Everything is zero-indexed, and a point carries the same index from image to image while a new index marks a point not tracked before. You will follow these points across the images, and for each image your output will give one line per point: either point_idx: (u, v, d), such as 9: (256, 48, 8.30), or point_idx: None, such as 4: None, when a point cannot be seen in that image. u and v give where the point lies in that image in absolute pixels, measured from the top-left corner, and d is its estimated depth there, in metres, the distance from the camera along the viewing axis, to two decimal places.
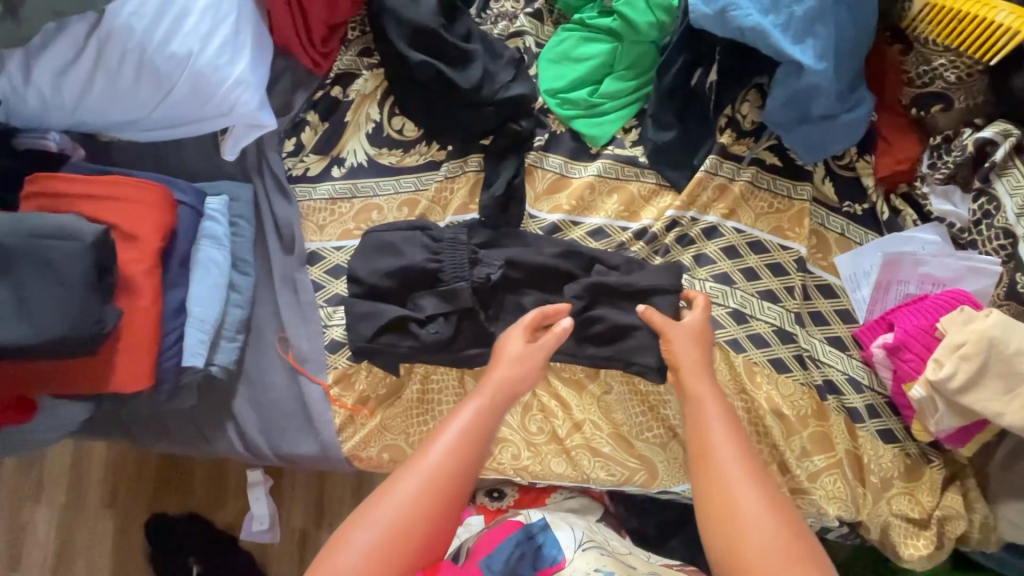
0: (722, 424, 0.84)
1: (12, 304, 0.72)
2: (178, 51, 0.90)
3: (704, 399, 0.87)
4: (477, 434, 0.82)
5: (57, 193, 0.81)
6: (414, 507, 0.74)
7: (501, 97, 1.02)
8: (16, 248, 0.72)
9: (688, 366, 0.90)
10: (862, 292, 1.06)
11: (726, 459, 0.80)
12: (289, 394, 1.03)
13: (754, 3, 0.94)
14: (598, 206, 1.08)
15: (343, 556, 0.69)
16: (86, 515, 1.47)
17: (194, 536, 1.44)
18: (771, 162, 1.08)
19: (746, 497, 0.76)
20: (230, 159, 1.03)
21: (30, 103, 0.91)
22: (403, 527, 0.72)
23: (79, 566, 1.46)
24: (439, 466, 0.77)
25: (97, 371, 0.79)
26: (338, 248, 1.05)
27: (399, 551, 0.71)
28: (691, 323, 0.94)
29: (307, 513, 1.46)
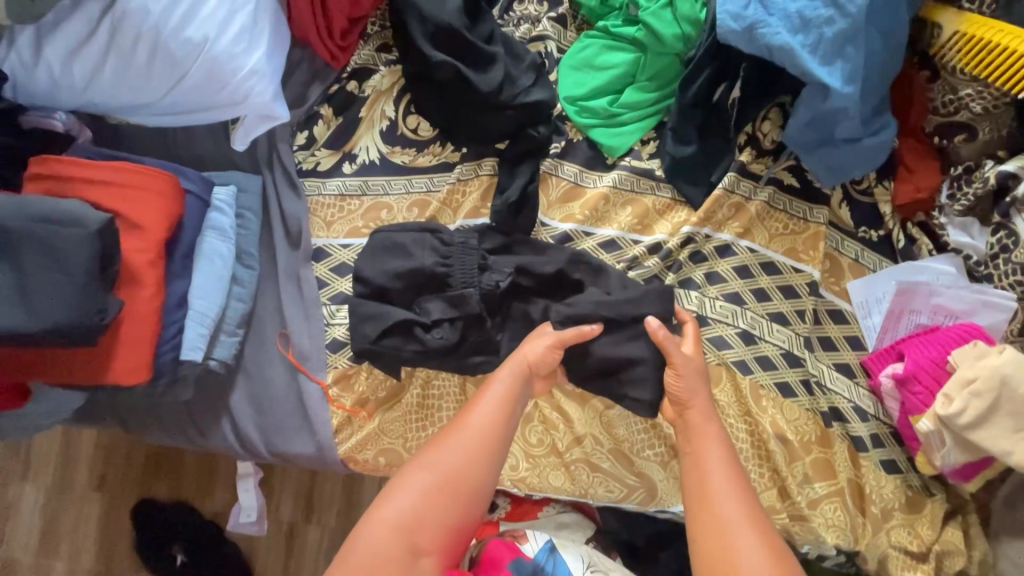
0: (725, 466, 0.81)
1: (10, 290, 0.70)
2: (194, 37, 0.88)
3: (704, 442, 0.84)
4: (518, 393, 0.86)
5: (61, 177, 0.79)
6: (466, 456, 0.79)
7: (520, 102, 1.00)
8: (17, 231, 0.70)
9: (697, 402, 0.88)
10: (873, 320, 1.05)
11: (727, 505, 0.77)
12: (287, 392, 1.01)
13: (784, 21, 0.92)
14: (611, 217, 1.06)
15: (402, 496, 0.75)
16: (74, 496, 1.45)
17: (182, 524, 1.43)
18: (789, 183, 1.07)
19: (744, 548, 0.73)
20: (241, 149, 1.01)
21: (39, 81, 0.89)
22: (456, 475, 0.78)
23: (64, 547, 1.44)
24: (485, 422, 0.82)
25: (93, 362, 0.76)
26: (345, 245, 1.03)
27: (453, 495, 0.77)
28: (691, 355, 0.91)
29: (297, 507, 1.44)
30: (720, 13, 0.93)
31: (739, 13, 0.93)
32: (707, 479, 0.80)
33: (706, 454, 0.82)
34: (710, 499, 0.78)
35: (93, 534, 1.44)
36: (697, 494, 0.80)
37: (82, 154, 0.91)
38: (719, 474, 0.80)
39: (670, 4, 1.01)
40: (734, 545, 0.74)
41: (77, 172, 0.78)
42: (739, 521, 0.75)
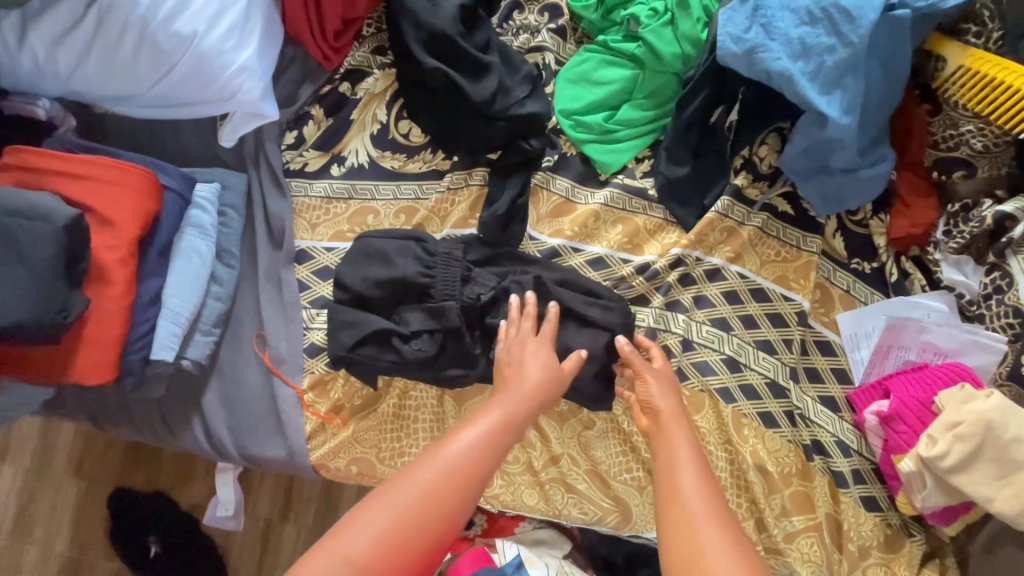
0: (693, 464, 0.80)
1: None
2: (183, 31, 0.86)
3: (676, 441, 0.83)
4: (502, 436, 0.80)
5: (35, 168, 0.77)
6: (430, 497, 0.72)
7: (513, 113, 0.98)
8: None
9: (670, 414, 0.87)
10: (861, 353, 1.03)
11: (694, 500, 0.76)
12: (262, 395, 0.99)
13: (785, 46, 0.90)
14: (601, 234, 1.05)
15: (355, 534, 0.68)
16: (49, 481, 1.43)
17: (157, 515, 1.42)
18: (783, 210, 1.05)
19: (711, 543, 0.71)
20: (228, 146, 1.00)
21: (22, 67, 0.87)
22: (418, 518, 0.70)
23: (36, 532, 1.43)
24: (458, 461, 0.75)
25: (58, 360, 0.74)
26: (330, 249, 1.02)
27: (412, 540, 0.69)
28: (660, 368, 0.92)
29: (273, 505, 1.43)
30: (720, 35, 0.92)
31: (740, 36, 0.91)
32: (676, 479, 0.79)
33: (676, 454, 0.82)
34: (678, 496, 0.77)
35: (66, 521, 1.43)
36: (666, 493, 0.78)
37: (64, 145, 0.90)
38: (688, 475, 0.78)
39: (671, 22, 0.99)
40: (703, 541, 0.71)
41: (52, 164, 0.76)
42: (707, 517, 0.74)
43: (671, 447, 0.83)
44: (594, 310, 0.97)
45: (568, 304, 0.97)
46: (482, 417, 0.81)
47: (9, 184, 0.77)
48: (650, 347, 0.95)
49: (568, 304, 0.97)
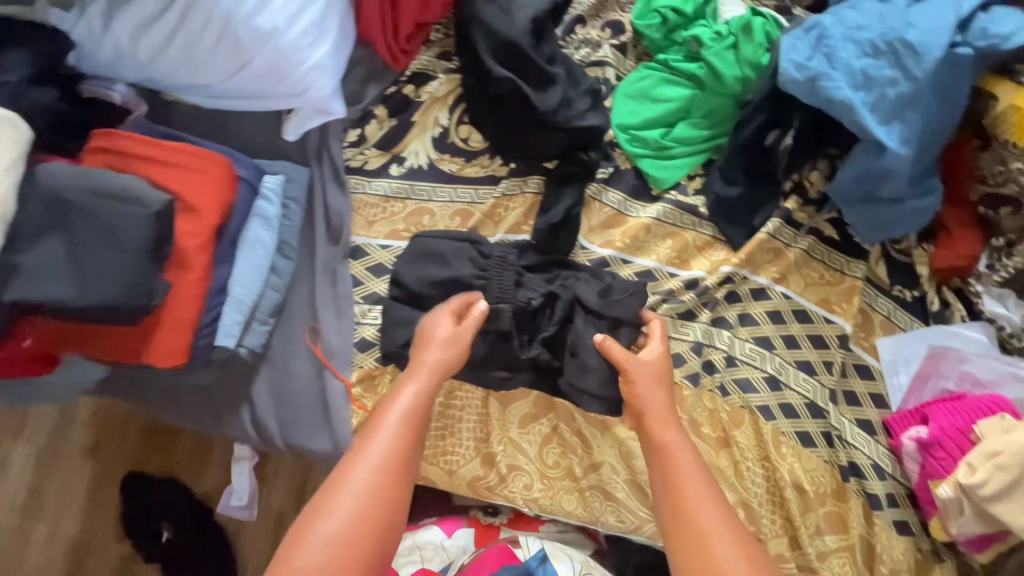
0: (693, 475, 0.80)
1: (63, 261, 0.69)
2: (264, 27, 0.88)
3: (676, 451, 0.83)
4: (417, 416, 0.82)
5: (120, 153, 0.78)
6: (372, 492, 0.74)
7: (575, 125, 1.00)
8: (78, 203, 0.69)
9: (663, 415, 0.86)
10: (899, 379, 1.05)
11: (704, 514, 0.76)
12: (312, 386, 1.01)
13: (848, 76, 0.92)
14: (650, 248, 1.07)
15: (311, 546, 0.70)
16: (64, 460, 1.44)
17: (170, 501, 1.41)
18: (828, 234, 1.08)
19: (727, 558, 0.72)
20: (292, 140, 1.02)
21: (103, 52, 0.89)
22: (366, 516, 0.73)
23: (46, 511, 1.43)
24: (387, 453, 0.77)
25: (139, 341, 0.76)
26: (385, 247, 1.03)
27: (366, 534, 0.72)
28: (649, 365, 0.90)
29: (288, 496, 1.43)
30: (783, 61, 0.94)
31: (803, 63, 0.93)
32: (684, 493, 0.78)
33: (680, 467, 0.80)
34: (687, 510, 0.77)
35: (78, 501, 1.43)
36: (673, 509, 0.78)
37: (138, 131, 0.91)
38: (695, 490, 0.78)
39: (734, 46, 1.01)
40: (717, 555, 0.72)
41: (139, 150, 0.78)
42: (719, 528, 0.75)
43: (674, 460, 0.81)
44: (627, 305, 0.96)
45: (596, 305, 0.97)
46: (396, 402, 0.82)
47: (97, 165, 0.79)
48: (652, 329, 0.94)
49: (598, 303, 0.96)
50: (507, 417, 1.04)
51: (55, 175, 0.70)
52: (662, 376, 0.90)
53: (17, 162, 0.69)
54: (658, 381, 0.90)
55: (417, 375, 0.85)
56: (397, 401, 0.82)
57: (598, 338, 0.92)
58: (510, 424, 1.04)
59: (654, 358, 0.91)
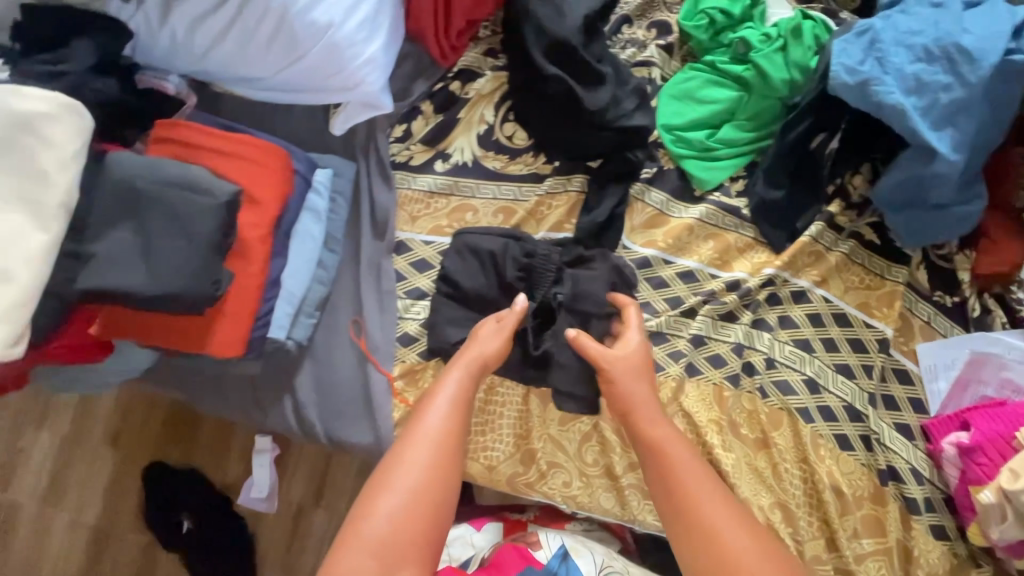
0: (691, 467, 0.77)
1: (134, 249, 0.70)
2: (319, 20, 0.87)
3: (667, 444, 0.80)
4: (465, 398, 0.83)
5: (182, 143, 0.79)
6: (430, 468, 0.75)
7: (622, 125, 1.00)
8: (146, 192, 0.70)
9: (646, 407, 0.85)
10: (939, 385, 1.05)
11: (706, 506, 0.73)
12: (354, 379, 1.01)
13: (899, 81, 0.92)
14: (692, 248, 1.07)
15: (373, 520, 0.71)
16: (88, 448, 1.44)
17: (192, 491, 1.41)
18: (870, 239, 1.08)
19: (738, 547, 0.70)
20: (338, 134, 1.02)
21: (160, 43, 0.90)
22: (426, 491, 0.74)
23: (70, 498, 1.43)
24: (442, 431, 0.79)
25: (197, 330, 0.78)
26: (428, 242, 1.04)
27: (427, 508, 0.73)
28: (629, 358, 0.89)
29: (307, 489, 1.41)
30: (834, 65, 0.94)
31: (854, 67, 0.94)
32: (681, 485, 0.75)
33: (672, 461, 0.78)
34: (685, 507, 0.74)
35: (101, 489, 1.43)
36: (674, 509, 0.75)
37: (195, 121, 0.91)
38: (695, 481, 0.75)
39: (782, 49, 1.02)
40: (726, 546, 0.70)
41: (202, 140, 0.79)
42: (723, 517, 0.72)
43: (667, 453, 0.79)
44: (594, 291, 0.99)
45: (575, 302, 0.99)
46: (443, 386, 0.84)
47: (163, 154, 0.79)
48: (628, 317, 0.94)
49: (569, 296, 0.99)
50: (547, 415, 1.04)
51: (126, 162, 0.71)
52: (642, 369, 0.89)
53: (79, 153, 0.72)
54: (636, 374, 0.88)
55: (460, 361, 0.87)
56: (444, 385, 0.84)
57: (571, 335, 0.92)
58: (550, 422, 1.04)
59: (631, 352, 0.90)
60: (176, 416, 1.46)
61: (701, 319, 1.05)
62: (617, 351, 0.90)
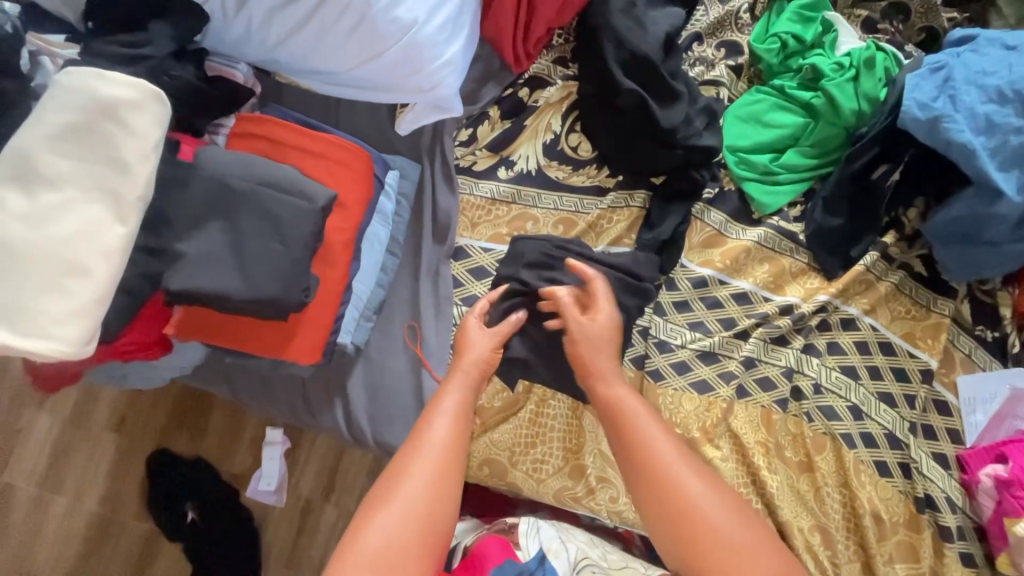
0: (646, 416, 0.79)
1: (225, 251, 0.71)
2: (403, 17, 0.85)
3: (621, 396, 0.82)
4: (465, 413, 0.80)
5: (274, 140, 0.81)
6: (433, 489, 0.71)
7: (693, 143, 1.00)
8: (242, 193, 0.72)
9: (608, 370, 0.84)
10: (976, 417, 1.07)
11: (659, 447, 0.75)
12: (406, 386, 0.98)
13: (970, 120, 0.94)
14: (748, 270, 1.08)
15: (369, 537, 0.66)
16: (91, 432, 1.37)
17: (199, 480, 1.34)
18: (918, 270, 1.10)
19: (694, 487, 0.71)
20: (403, 134, 1.00)
21: (233, 31, 0.87)
22: (426, 509, 0.69)
23: (67, 485, 1.35)
24: (444, 453, 0.74)
25: (280, 337, 0.80)
26: (486, 250, 1.01)
27: (427, 527, 0.68)
28: (592, 331, 0.86)
29: (317, 481, 1.34)
30: (907, 100, 0.96)
31: (927, 103, 0.95)
32: (636, 434, 0.76)
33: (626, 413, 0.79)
34: (638, 450, 0.75)
35: (101, 475, 1.36)
36: (627, 456, 0.77)
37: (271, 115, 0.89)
38: (650, 430, 0.77)
39: (854, 79, 1.04)
40: (681, 488, 0.71)
41: (294, 139, 0.81)
42: (678, 464, 0.74)
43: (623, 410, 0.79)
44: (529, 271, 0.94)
45: (522, 275, 0.93)
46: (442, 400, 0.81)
47: (249, 151, 0.81)
48: (596, 288, 0.89)
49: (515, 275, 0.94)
50: (599, 430, 1.03)
51: (218, 162, 0.73)
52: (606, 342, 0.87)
53: (159, 144, 0.69)
54: (595, 345, 0.86)
55: (456, 375, 0.84)
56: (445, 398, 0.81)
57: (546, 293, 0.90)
58: (601, 436, 1.03)
59: (598, 323, 0.87)
60: (187, 403, 1.39)
61: (754, 342, 1.06)
62: (583, 322, 0.87)
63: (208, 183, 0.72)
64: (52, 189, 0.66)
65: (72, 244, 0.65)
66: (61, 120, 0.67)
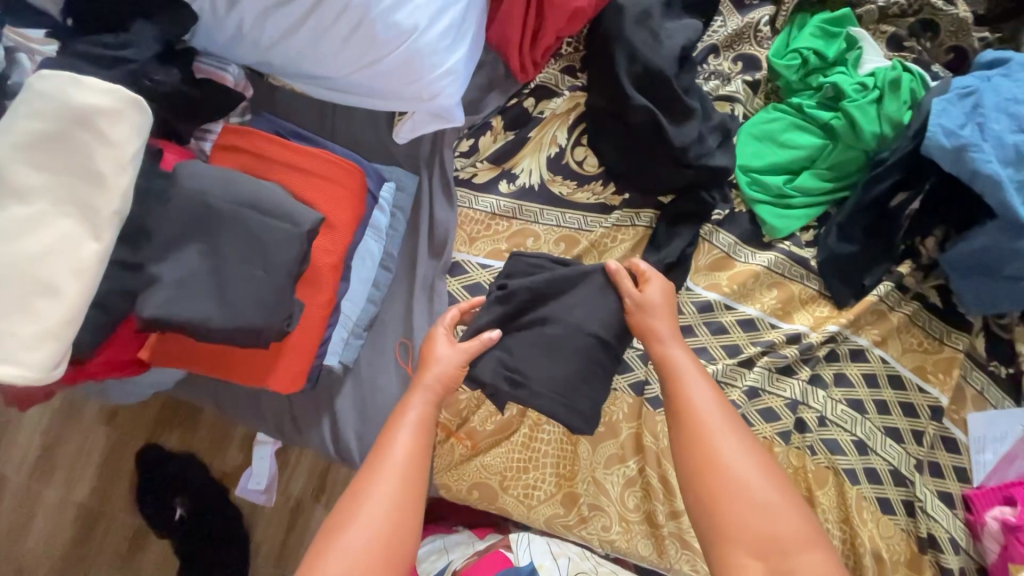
0: (695, 368, 0.76)
1: (205, 276, 0.68)
2: (404, 23, 0.80)
3: (673, 351, 0.79)
4: (426, 428, 0.76)
5: (262, 155, 0.78)
6: (395, 506, 0.69)
7: (704, 163, 0.95)
8: (224, 213, 0.68)
9: (665, 333, 0.81)
10: (985, 456, 1.02)
11: (705, 405, 0.72)
12: (397, 406, 0.94)
13: (998, 150, 0.89)
14: (755, 296, 1.04)
15: (329, 562, 0.64)
16: (81, 423, 1.33)
17: (188, 478, 1.30)
18: (933, 301, 1.06)
19: (731, 450, 0.68)
20: (401, 142, 0.96)
21: (224, 31, 0.82)
22: (386, 533, 0.67)
23: (55, 478, 1.31)
24: (405, 477, 0.71)
25: (263, 364, 0.77)
26: (485, 266, 0.97)
27: (391, 553, 0.67)
28: (650, 300, 0.82)
29: (309, 482, 1.29)
30: (932, 125, 0.91)
31: (954, 130, 0.90)
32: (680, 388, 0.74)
33: (674, 368, 0.77)
34: (684, 403, 0.73)
35: (89, 469, 1.32)
36: (672, 407, 0.74)
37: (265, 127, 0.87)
38: (695, 385, 0.74)
39: (876, 101, 0.99)
40: (721, 449, 0.68)
41: (285, 155, 0.78)
42: (721, 426, 0.70)
43: (674, 369, 0.76)
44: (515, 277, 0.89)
45: (506, 281, 0.88)
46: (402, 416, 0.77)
47: (236, 166, 0.78)
48: (639, 271, 0.86)
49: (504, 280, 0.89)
50: (594, 458, 1.00)
51: (200, 178, 0.69)
52: (667, 310, 0.82)
53: (139, 155, 0.65)
54: (655, 314, 0.82)
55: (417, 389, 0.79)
56: (406, 413, 0.77)
57: (610, 269, 0.85)
58: (595, 463, 1.00)
59: (652, 296, 0.83)
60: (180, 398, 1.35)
61: (759, 371, 1.02)
62: (640, 294, 0.83)
63: (186, 205, 0.68)
64: (22, 203, 0.62)
65: (41, 264, 0.61)
66: (33, 128, 0.62)
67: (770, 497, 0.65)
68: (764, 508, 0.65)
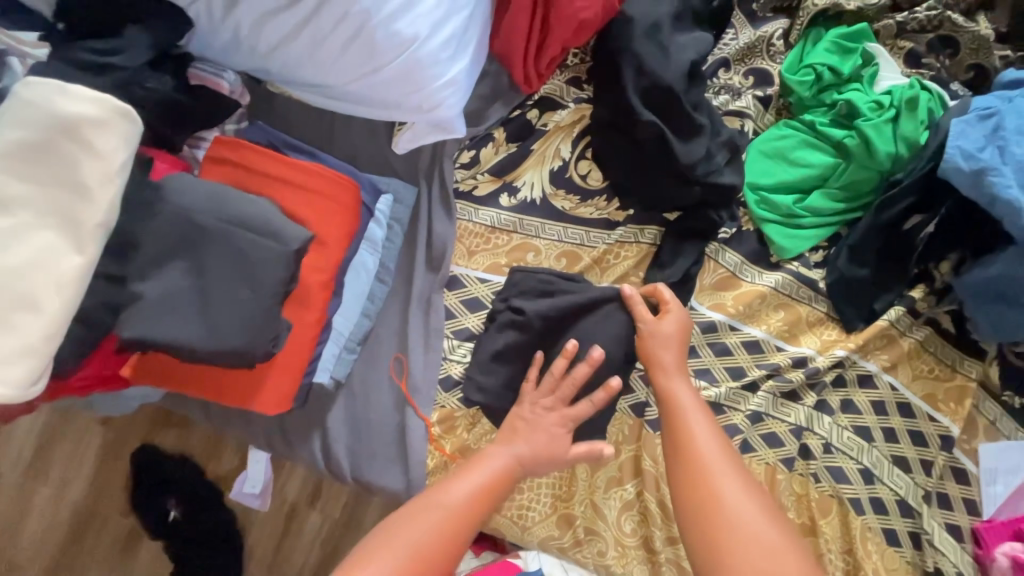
0: (699, 407, 0.75)
1: (189, 293, 0.67)
2: (404, 32, 0.77)
3: (676, 386, 0.77)
4: (499, 484, 0.75)
5: (255, 170, 0.77)
6: (429, 540, 0.68)
7: (711, 181, 0.92)
8: (210, 231, 0.68)
9: (670, 365, 0.79)
10: (997, 488, 0.97)
11: (708, 445, 0.70)
12: (389, 422, 0.92)
13: (1020, 173, 0.85)
14: (761, 317, 1.01)
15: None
16: (77, 421, 1.30)
17: (181, 480, 1.26)
18: (945, 326, 1.02)
19: (732, 491, 0.66)
20: (401, 153, 0.93)
21: (220, 37, 0.80)
22: (417, 558, 0.67)
23: (50, 475, 1.29)
24: (463, 503, 0.72)
25: (247, 384, 0.76)
26: (484, 280, 0.95)
27: None
28: (662, 331, 0.81)
29: (303, 487, 1.26)
30: (951, 147, 0.88)
31: (973, 153, 0.87)
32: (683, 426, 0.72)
33: (679, 405, 0.75)
34: (687, 441, 0.71)
35: (84, 467, 1.29)
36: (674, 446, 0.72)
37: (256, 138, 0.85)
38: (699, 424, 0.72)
39: (893, 120, 0.96)
40: (722, 490, 0.66)
41: (283, 170, 0.77)
42: (722, 466, 0.68)
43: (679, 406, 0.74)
44: (525, 296, 0.89)
45: (518, 302, 0.89)
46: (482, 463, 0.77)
47: (227, 180, 0.78)
48: (663, 296, 0.83)
49: (516, 299, 0.89)
50: (592, 480, 0.97)
51: (186, 194, 0.68)
52: (677, 343, 0.81)
53: (127, 165, 0.63)
54: (666, 345, 0.81)
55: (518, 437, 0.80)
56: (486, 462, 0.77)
57: (626, 295, 0.84)
58: (593, 485, 0.97)
59: (665, 326, 0.81)
60: None
61: (763, 396, 0.99)
62: (656, 322, 0.82)
63: (171, 222, 0.67)
64: (4, 214, 0.60)
65: (19, 276, 0.59)
66: (19, 138, 0.61)
67: (771, 541, 0.62)
68: (767, 553, 0.61)
